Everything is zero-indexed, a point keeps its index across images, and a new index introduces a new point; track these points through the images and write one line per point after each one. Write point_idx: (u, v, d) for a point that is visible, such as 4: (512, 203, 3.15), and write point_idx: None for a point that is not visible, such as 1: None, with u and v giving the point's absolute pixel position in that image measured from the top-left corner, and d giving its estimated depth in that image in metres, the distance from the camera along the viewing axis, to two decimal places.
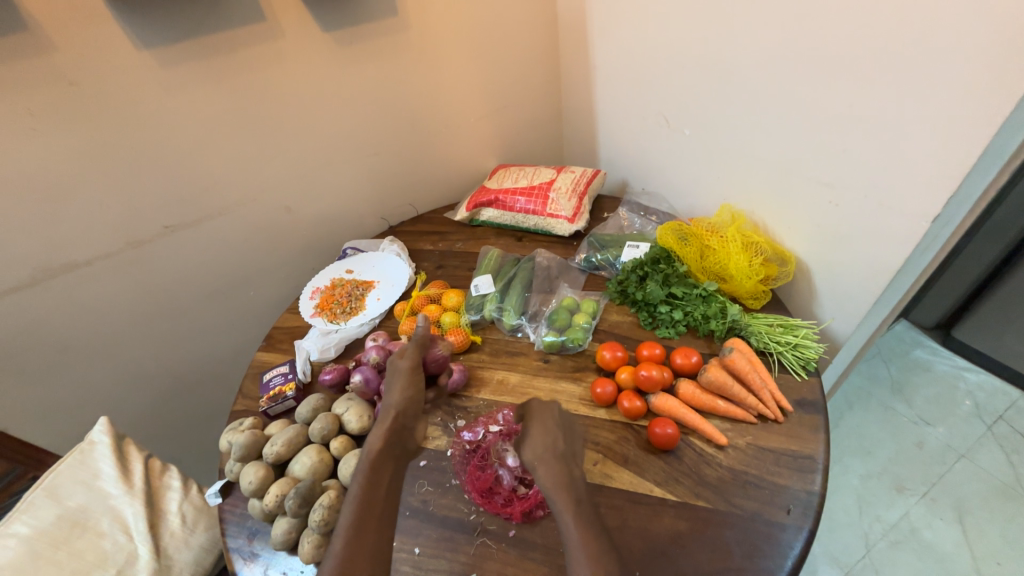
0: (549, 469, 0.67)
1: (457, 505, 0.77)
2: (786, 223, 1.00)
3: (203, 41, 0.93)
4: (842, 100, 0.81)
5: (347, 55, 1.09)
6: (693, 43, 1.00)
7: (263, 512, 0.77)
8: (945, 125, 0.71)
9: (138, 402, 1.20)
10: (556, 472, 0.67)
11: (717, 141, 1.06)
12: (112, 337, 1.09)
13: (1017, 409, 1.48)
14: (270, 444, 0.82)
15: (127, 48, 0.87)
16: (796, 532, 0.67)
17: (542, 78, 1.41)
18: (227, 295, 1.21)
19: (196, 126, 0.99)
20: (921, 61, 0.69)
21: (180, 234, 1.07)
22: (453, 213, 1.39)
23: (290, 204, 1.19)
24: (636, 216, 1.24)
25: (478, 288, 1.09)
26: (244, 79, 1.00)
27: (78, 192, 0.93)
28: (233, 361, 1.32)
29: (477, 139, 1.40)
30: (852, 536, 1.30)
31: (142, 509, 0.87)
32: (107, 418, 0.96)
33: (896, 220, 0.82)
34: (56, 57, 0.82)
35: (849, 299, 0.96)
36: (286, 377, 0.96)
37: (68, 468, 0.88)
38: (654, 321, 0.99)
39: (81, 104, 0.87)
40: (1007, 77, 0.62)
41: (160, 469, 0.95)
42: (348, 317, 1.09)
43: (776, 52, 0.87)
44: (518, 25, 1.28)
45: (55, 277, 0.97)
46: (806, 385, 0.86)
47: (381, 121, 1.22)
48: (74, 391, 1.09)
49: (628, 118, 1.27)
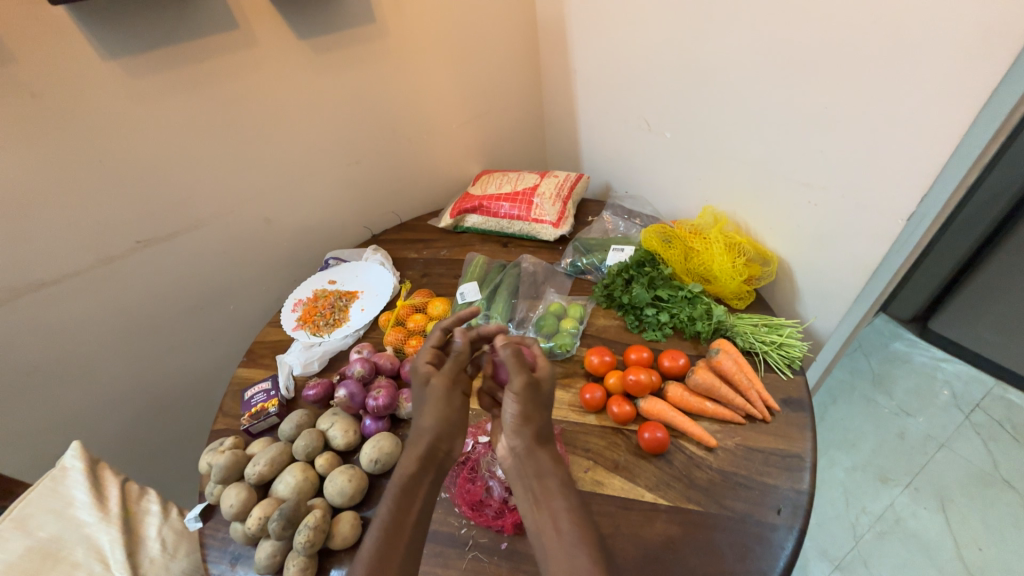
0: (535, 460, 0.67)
1: (448, 519, 0.76)
2: (767, 224, 1.02)
3: (173, 49, 0.90)
4: (818, 100, 0.82)
5: (325, 64, 1.08)
6: (670, 45, 1.01)
7: (246, 536, 0.74)
8: (918, 124, 0.72)
9: (114, 423, 1.15)
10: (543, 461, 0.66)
11: (698, 142, 1.07)
12: (85, 357, 1.04)
13: (993, 397, 1.53)
14: (252, 464, 0.79)
15: (92, 58, 0.84)
16: (787, 532, 0.68)
17: (524, 82, 1.40)
18: (206, 309, 1.17)
19: (170, 137, 0.96)
20: (894, 61, 0.71)
21: (154, 248, 1.04)
22: (436, 220, 1.37)
23: (269, 215, 1.16)
24: (621, 219, 1.24)
25: (464, 296, 1.09)
26: (219, 88, 0.98)
27: (42, 207, 0.89)
28: (213, 377, 1.28)
29: (459, 144, 1.39)
30: (841, 528, 1.32)
31: (119, 537, 0.83)
32: (80, 441, 0.92)
33: (870, 217, 0.84)
34: (17, 68, 0.79)
35: (831, 297, 0.98)
36: (268, 394, 0.93)
37: (38, 496, 0.84)
38: (641, 325, 0.99)
39: (44, 116, 0.84)
40: (970, 79, 0.65)
41: (137, 493, 0.92)
42: (331, 329, 1.07)
43: (754, 55, 0.88)
44: (498, 28, 1.27)
45: (21, 297, 0.93)
46: (792, 384, 0.87)
47: (361, 127, 1.20)
48: (46, 415, 1.04)
49: (610, 122, 1.28)
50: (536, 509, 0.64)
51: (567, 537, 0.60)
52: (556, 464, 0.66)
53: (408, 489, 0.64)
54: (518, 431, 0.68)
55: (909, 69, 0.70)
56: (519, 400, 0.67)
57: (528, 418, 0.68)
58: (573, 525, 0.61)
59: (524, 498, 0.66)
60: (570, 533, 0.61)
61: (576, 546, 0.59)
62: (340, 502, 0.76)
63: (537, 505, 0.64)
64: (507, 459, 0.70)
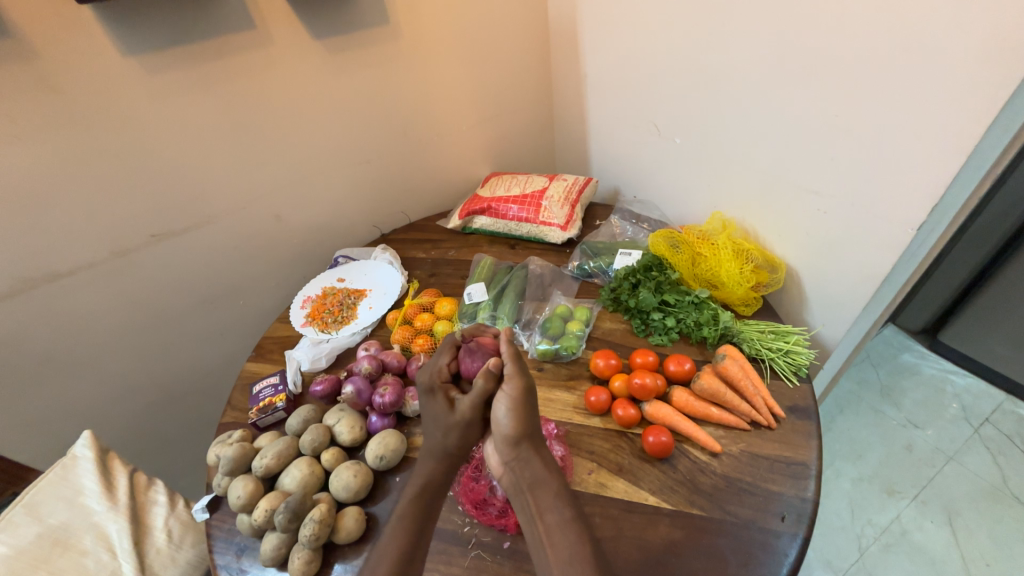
0: (529, 468, 0.68)
1: (451, 517, 0.76)
2: (775, 231, 1.02)
3: (192, 48, 0.92)
4: (830, 107, 0.82)
5: (340, 64, 1.09)
6: (682, 51, 1.02)
7: (252, 527, 0.75)
8: (929, 133, 0.72)
9: (123, 414, 1.17)
10: (536, 468, 0.68)
11: (706, 148, 1.07)
12: (98, 348, 1.06)
13: (1003, 412, 1.51)
14: (260, 457, 0.80)
15: (114, 56, 0.86)
16: (790, 540, 0.68)
17: (534, 85, 1.42)
18: (216, 304, 1.19)
19: (187, 134, 0.98)
20: (907, 69, 0.71)
21: (168, 243, 1.06)
22: (445, 221, 1.38)
23: (281, 212, 1.18)
24: (628, 224, 1.25)
25: (471, 296, 1.10)
26: (235, 87, 0.99)
27: (62, 200, 0.91)
28: (221, 372, 1.30)
29: (469, 146, 1.40)
30: (845, 539, 1.31)
31: (126, 525, 0.84)
32: (91, 431, 0.94)
33: (881, 225, 0.84)
34: (42, 65, 0.81)
35: (839, 305, 0.97)
36: (276, 388, 0.94)
37: (49, 483, 0.85)
38: (647, 329, 0.99)
39: (66, 111, 0.86)
40: (982, 89, 0.65)
41: (145, 484, 0.93)
42: (339, 326, 1.08)
43: (765, 61, 0.88)
44: (510, 32, 1.29)
45: (38, 287, 0.95)
46: (798, 392, 0.87)
47: (373, 128, 1.21)
48: (58, 404, 1.06)
49: (620, 126, 1.28)
50: (533, 524, 0.65)
51: (564, 548, 0.61)
52: (548, 473, 0.68)
53: (426, 495, 0.70)
54: (514, 437, 0.68)
55: (920, 78, 0.70)
56: (515, 405, 0.68)
57: (521, 423, 0.68)
58: (572, 536, 0.62)
59: (520, 509, 0.67)
60: (568, 546, 0.61)
61: (572, 558, 0.59)
62: (345, 496, 0.77)
63: (532, 517, 0.65)
64: (502, 476, 0.71)
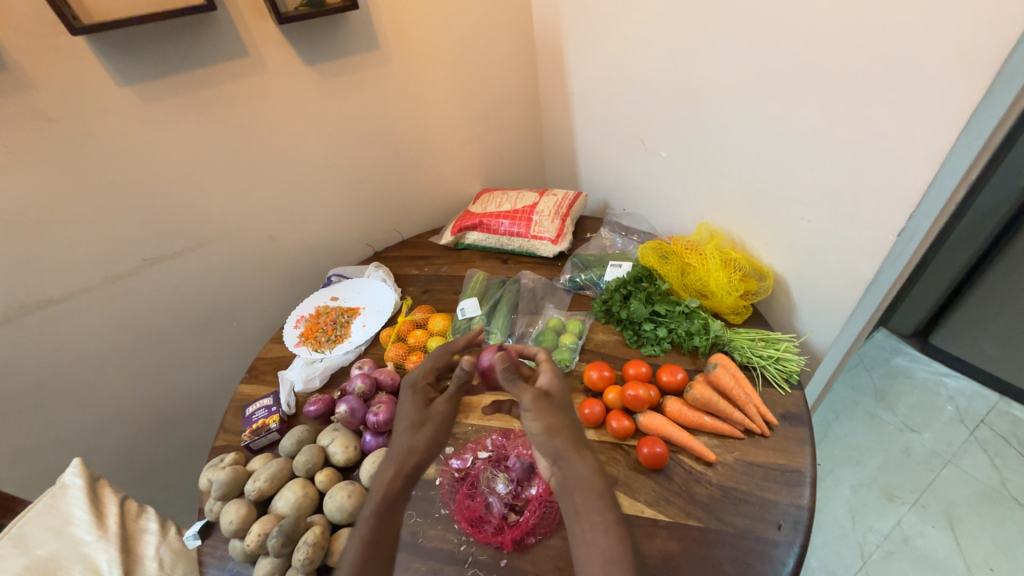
0: (578, 466, 0.61)
1: (447, 535, 0.76)
2: (761, 242, 1.04)
3: (187, 75, 0.94)
4: (811, 119, 0.85)
5: (332, 88, 1.12)
6: (666, 66, 1.05)
7: (245, 553, 0.75)
8: (909, 141, 0.75)
9: (114, 440, 1.15)
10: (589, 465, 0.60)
11: (689, 160, 1.10)
12: (89, 375, 1.05)
13: (997, 413, 1.52)
14: (253, 480, 0.80)
15: (108, 85, 0.87)
16: (788, 548, 0.67)
17: (524, 104, 1.45)
18: (209, 326, 1.19)
19: (180, 159, 1.00)
20: (883, 81, 0.74)
21: (160, 266, 1.06)
22: (438, 237, 1.40)
23: (274, 233, 1.19)
24: (618, 236, 1.27)
25: (463, 311, 1.10)
26: (228, 112, 1.01)
27: (54, 226, 0.91)
28: (214, 394, 1.29)
29: (460, 163, 1.42)
30: (847, 547, 1.30)
31: (116, 555, 0.82)
32: (81, 459, 0.92)
33: (860, 234, 0.86)
34: (36, 95, 0.82)
35: (826, 311, 0.99)
36: (269, 410, 0.94)
37: (38, 513, 0.83)
38: (639, 340, 1.00)
39: (58, 139, 0.87)
40: (952, 102, 0.68)
41: (136, 512, 0.91)
42: (333, 345, 1.08)
43: (747, 74, 0.91)
44: (499, 52, 1.32)
45: (29, 314, 0.94)
46: (790, 399, 0.87)
47: (365, 148, 1.23)
48: (47, 433, 1.05)
49: (608, 141, 1.31)
50: (577, 522, 0.59)
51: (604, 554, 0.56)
52: (594, 475, 0.60)
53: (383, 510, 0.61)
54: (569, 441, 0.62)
55: (896, 90, 0.73)
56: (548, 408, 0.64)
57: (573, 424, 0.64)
58: (613, 544, 0.56)
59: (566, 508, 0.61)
60: (605, 549, 0.56)
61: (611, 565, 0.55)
62: (339, 518, 0.76)
63: (576, 516, 0.59)
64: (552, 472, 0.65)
